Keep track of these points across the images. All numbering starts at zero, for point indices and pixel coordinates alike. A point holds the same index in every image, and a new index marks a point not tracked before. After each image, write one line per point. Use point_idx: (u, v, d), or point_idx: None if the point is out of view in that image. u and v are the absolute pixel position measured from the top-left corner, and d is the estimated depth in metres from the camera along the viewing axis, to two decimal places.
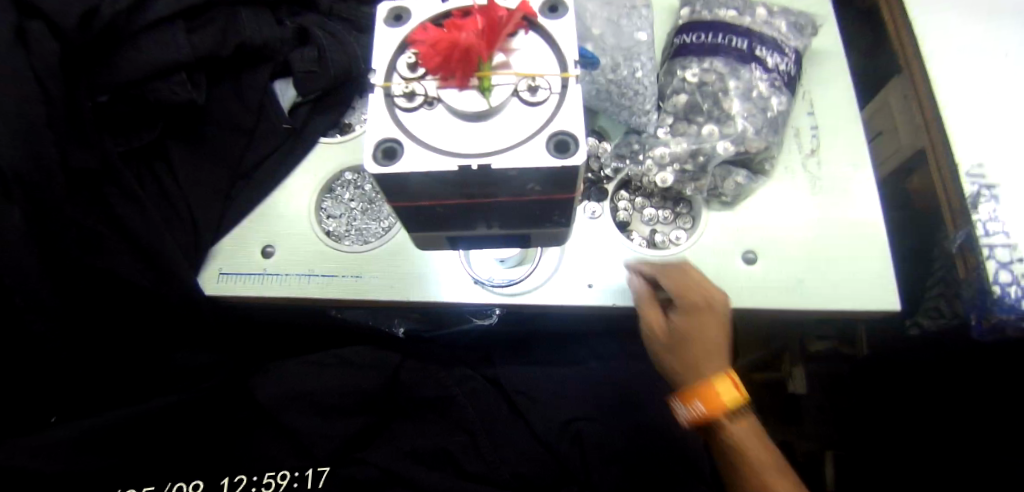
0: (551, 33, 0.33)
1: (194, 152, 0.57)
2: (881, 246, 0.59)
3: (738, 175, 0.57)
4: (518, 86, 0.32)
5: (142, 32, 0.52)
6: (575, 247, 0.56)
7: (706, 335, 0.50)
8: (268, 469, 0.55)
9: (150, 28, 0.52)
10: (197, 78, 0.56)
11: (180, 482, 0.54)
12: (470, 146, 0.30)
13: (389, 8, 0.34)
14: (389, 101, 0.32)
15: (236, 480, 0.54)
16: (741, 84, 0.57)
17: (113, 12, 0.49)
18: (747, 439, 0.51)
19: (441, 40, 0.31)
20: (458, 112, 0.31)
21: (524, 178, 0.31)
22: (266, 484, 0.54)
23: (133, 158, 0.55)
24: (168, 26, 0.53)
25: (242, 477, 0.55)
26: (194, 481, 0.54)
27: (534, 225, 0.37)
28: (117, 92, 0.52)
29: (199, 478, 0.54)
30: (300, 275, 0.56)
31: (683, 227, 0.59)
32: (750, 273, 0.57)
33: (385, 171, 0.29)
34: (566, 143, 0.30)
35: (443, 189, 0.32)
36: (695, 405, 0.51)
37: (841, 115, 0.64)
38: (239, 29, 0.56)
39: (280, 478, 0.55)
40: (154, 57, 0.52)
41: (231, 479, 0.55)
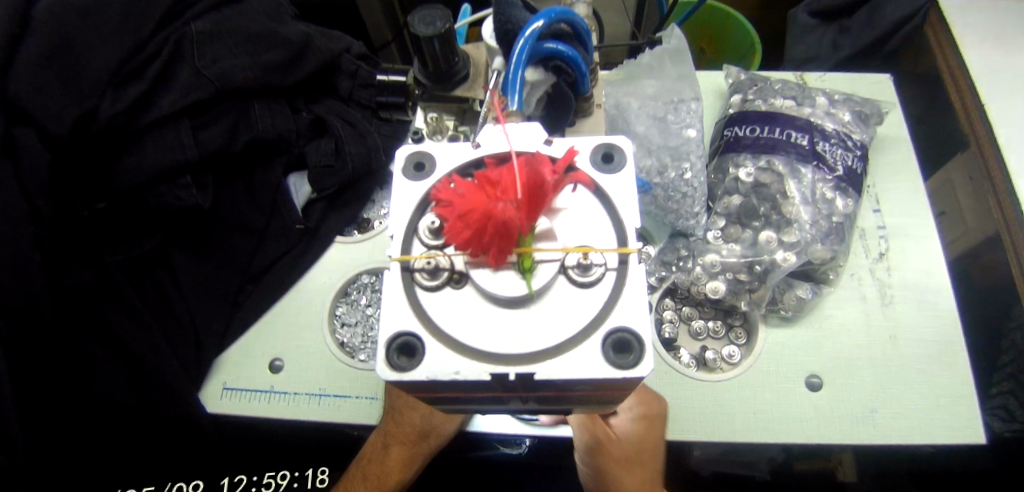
0: (608, 192, 0.27)
1: (198, 257, 0.54)
2: (965, 366, 0.50)
3: (801, 289, 0.51)
4: (565, 261, 0.26)
5: (146, 132, 0.49)
6: None
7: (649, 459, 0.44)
8: (268, 471, 0.58)
9: (154, 128, 0.49)
10: (204, 179, 0.52)
11: (179, 482, 0.55)
12: (505, 344, 0.25)
13: (409, 156, 0.29)
14: (408, 276, 0.26)
15: (236, 480, 0.56)
16: (804, 188, 0.51)
17: (111, 114, 0.46)
18: None
19: (470, 207, 0.25)
20: (492, 298, 0.25)
21: (575, 383, 0.24)
22: (266, 483, 0.56)
23: (132, 267, 0.52)
24: (173, 126, 0.49)
25: (242, 478, 0.57)
26: (194, 481, 0.56)
27: (578, 404, 0.30)
28: (114, 198, 0.49)
29: (198, 479, 0.56)
30: (309, 394, 0.51)
31: (737, 341, 0.52)
32: (813, 401, 0.48)
33: (403, 377, 0.24)
34: (627, 343, 0.24)
35: (476, 387, 0.25)
36: None
37: (911, 212, 0.57)
38: (252, 125, 0.53)
39: (280, 478, 0.57)
40: (156, 162, 0.49)
41: (230, 479, 0.56)
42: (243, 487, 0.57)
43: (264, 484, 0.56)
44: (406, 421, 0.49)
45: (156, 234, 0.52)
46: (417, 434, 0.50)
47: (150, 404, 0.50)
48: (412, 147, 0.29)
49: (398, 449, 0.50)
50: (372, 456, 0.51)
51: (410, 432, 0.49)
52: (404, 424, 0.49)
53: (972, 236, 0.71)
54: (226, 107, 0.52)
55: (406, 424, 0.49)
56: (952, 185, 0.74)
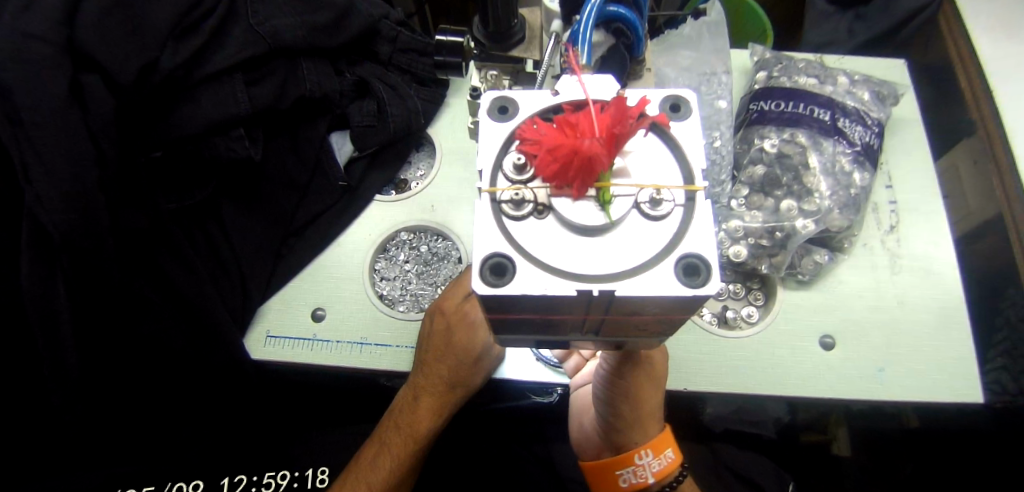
0: (676, 138, 0.30)
1: (244, 209, 0.56)
2: (964, 332, 0.55)
3: (819, 254, 0.54)
4: (638, 197, 0.29)
5: (202, 84, 0.51)
6: None
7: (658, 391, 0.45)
8: (269, 470, 0.54)
9: (209, 80, 0.51)
10: (255, 132, 0.54)
11: (180, 482, 0.52)
12: (585, 266, 0.27)
13: (493, 100, 0.32)
14: (495, 207, 0.29)
15: (236, 480, 0.53)
16: (824, 158, 0.54)
17: (172, 65, 0.48)
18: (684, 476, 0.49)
19: (559, 144, 0.28)
20: (573, 227, 0.29)
21: (649, 303, 0.27)
22: (266, 484, 0.53)
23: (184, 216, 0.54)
24: (227, 79, 0.51)
25: (242, 477, 0.53)
26: (194, 481, 0.52)
27: (635, 336, 0.33)
28: (170, 147, 0.51)
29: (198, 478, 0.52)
30: (352, 342, 0.53)
31: (756, 302, 0.55)
32: (827, 359, 0.52)
33: (495, 292, 0.27)
34: (696, 267, 0.27)
35: (558, 307, 0.28)
36: (665, 453, 0.45)
37: (922, 190, 0.60)
38: (300, 82, 0.55)
39: (280, 478, 0.54)
40: (211, 114, 0.51)
41: (231, 479, 0.53)
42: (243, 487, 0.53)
43: (264, 484, 0.53)
44: (435, 369, 0.50)
45: (208, 184, 0.54)
46: (446, 385, 0.50)
47: (199, 347, 0.52)
48: (496, 92, 0.32)
49: (428, 398, 0.51)
50: (402, 409, 0.52)
51: (439, 382, 0.50)
52: (436, 372, 0.50)
53: (972, 219, 0.75)
54: (275, 65, 0.54)
55: (437, 375, 0.50)
56: (957, 170, 0.78)
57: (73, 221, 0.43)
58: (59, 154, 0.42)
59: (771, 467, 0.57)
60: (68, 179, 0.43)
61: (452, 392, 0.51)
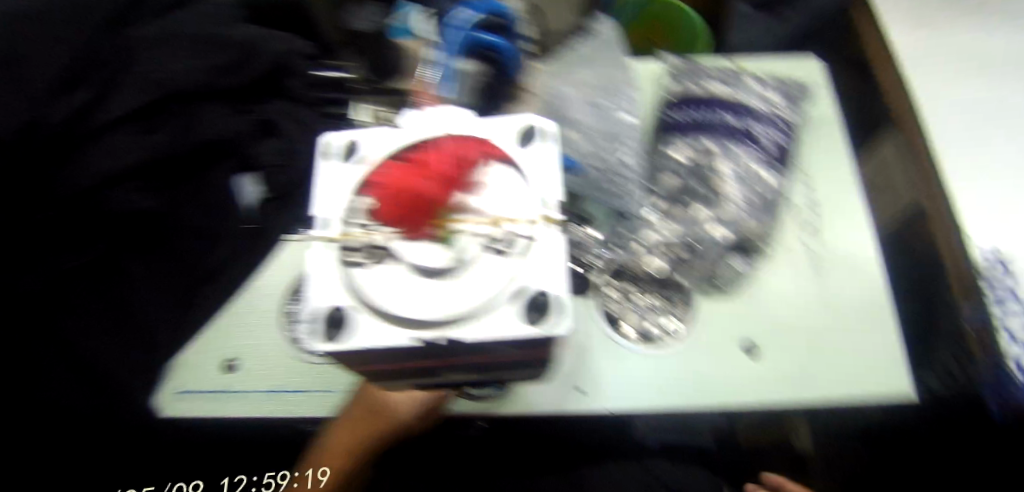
0: (522, 167, 0.30)
1: (149, 260, 0.55)
2: (894, 330, 0.53)
3: (736, 261, 0.53)
4: (493, 236, 0.28)
5: (96, 137, 0.51)
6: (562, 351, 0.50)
7: None
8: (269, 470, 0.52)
9: (107, 130, 0.52)
10: (152, 181, 0.54)
11: None
12: (428, 311, 0.27)
13: (335, 144, 0.31)
14: (344, 256, 0.28)
15: (237, 480, 0.51)
16: (734, 166, 0.53)
17: (58, 122, 0.48)
18: None
19: (397, 187, 0.28)
20: (420, 271, 0.28)
21: (496, 343, 0.27)
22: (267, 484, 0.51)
23: (87, 272, 0.52)
24: (122, 129, 0.52)
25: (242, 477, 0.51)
26: (192, 483, 0.51)
27: (507, 370, 0.33)
28: (64, 204, 0.51)
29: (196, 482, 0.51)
30: (262, 390, 0.49)
31: (677, 313, 0.54)
32: (752, 368, 0.51)
33: (329, 348, 0.26)
34: (540, 302, 0.27)
35: (404, 356, 0.28)
36: None
37: (841, 185, 0.60)
38: (198, 127, 0.55)
39: (281, 478, 0.51)
40: (103, 166, 0.51)
41: (230, 480, 0.51)
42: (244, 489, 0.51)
43: (264, 484, 0.51)
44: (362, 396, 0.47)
45: (109, 238, 0.53)
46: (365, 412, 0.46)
47: (101, 408, 0.50)
48: (337, 136, 0.32)
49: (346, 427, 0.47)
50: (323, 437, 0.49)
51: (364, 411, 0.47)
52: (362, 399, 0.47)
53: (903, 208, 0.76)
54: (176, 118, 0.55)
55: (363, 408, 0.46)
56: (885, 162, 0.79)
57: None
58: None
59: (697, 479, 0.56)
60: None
61: (373, 424, 0.46)
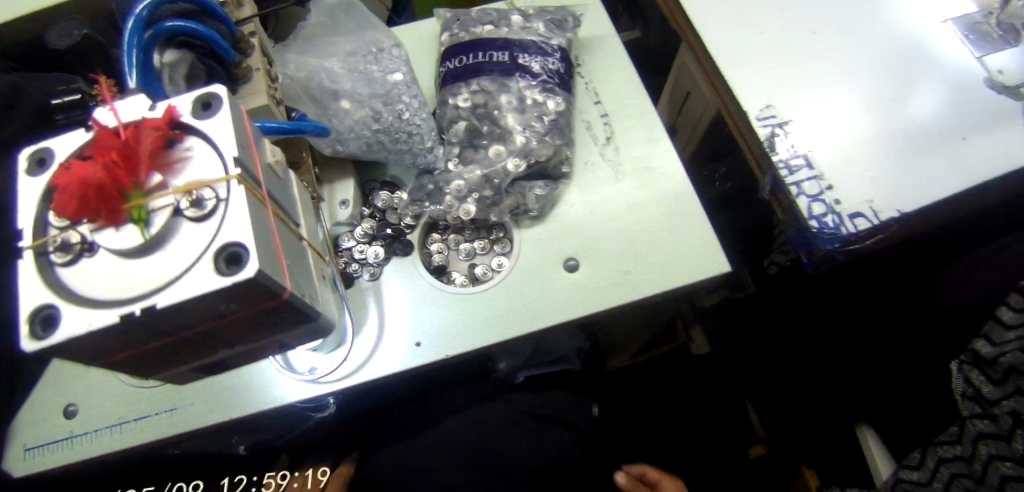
0: (207, 135, 0.31)
1: None
2: (699, 213, 0.58)
3: (537, 187, 0.56)
4: (178, 203, 0.29)
5: None
6: (393, 312, 0.53)
7: None
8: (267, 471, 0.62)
9: None
10: None
11: None
12: (132, 289, 0.28)
13: (30, 155, 0.32)
14: (47, 259, 0.29)
15: (237, 480, 0.61)
16: (512, 96, 0.57)
17: None
18: None
19: (68, 181, 0.29)
20: (121, 253, 0.29)
21: (204, 303, 0.28)
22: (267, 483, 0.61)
23: None
24: None
25: (243, 478, 0.61)
26: (193, 482, 0.58)
27: (271, 333, 0.35)
28: None
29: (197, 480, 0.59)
30: (109, 426, 0.51)
31: (502, 252, 0.57)
32: (574, 281, 0.55)
33: (41, 345, 0.28)
34: (238, 255, 0.28)
35: (133, 336, 0.29)
36: None
37: (629, 96, 0.65)
38: None
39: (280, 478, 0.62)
40: None
41: (231, 480, 0.61)
42: (244, 486, 0.61)
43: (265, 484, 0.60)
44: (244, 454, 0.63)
45: None
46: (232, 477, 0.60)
47: None
48: (33, 146, 0.32)
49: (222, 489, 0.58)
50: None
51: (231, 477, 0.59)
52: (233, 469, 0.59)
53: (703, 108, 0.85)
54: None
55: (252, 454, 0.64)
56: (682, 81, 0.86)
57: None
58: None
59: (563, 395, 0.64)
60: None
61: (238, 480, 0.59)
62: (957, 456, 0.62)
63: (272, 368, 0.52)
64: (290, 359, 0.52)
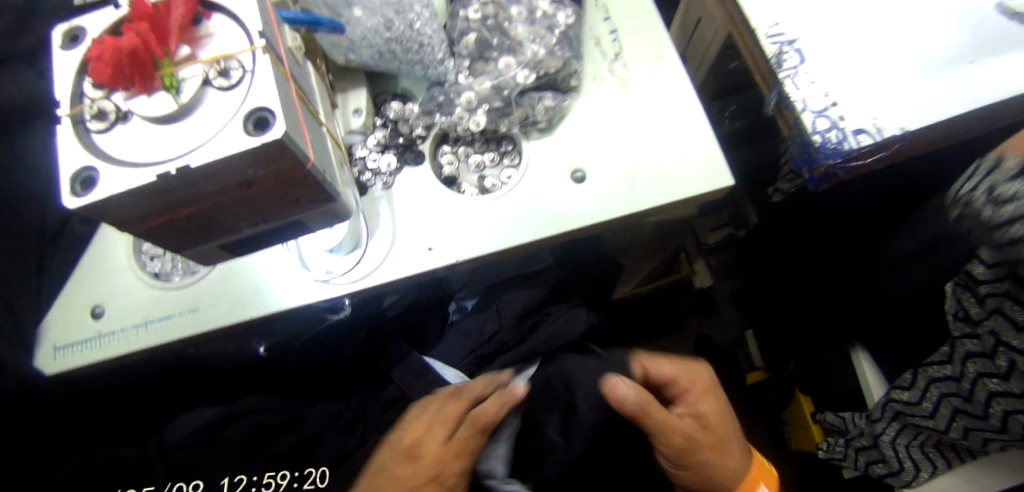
0: (232, 11, 0.32)
1: None
2: (702, 128, 0.59)
3: (546, 98, 0.57)
4: (208, 74, 0.30)
5: None
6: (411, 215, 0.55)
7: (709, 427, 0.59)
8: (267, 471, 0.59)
9: None
10: None
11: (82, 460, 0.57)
12: (164, 152, 0.29)
13: (63, 33, 0.33)
14: (83, 127, 0.31)
15: (236, 480, 0.58)
16: (523, 9, 0.57)
17: None
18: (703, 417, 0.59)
19: (102, 51, 0.30)
20: (153, 120, 0.30)
21: (233, 166, 0.29)
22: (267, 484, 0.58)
23: None
24: None
25: (242, 477, 0.58)
26: (193, 482, 0.58)
27: (294, 211, 0.36)
28: None
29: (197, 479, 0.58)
30: (135, 326, 0.54)
31: (512, 164, 0.58)
32: (581, 191, 0.57)
33: (81, 203, 0.29)
34: (264, 119, 0.29)
35: (162, 201, 0.31)
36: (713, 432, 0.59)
37: (637, 14, 0.65)
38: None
39: (280, 478, 0.59)
40: None
41: (231, 480, 0.58)
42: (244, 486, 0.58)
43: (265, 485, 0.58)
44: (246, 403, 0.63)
45: None
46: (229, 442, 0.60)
47: None
48: (65, 24, 0.33)
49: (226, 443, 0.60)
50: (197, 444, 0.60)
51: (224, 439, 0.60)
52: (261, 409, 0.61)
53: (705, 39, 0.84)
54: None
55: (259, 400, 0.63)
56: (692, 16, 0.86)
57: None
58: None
59: (519, 305, 0.63)
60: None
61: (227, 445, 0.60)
62: (949, 376, 0.61)
63: (289, 268, 0.54)
64: (306, 260, 0.54)
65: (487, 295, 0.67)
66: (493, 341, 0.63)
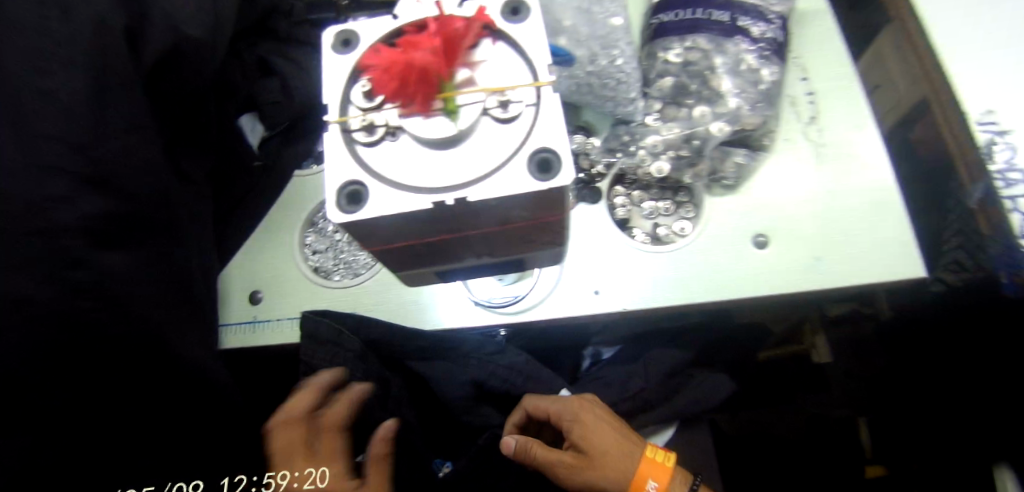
0: (517, 41, 0.30)
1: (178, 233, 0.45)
2: (897, 210, 0.53)
3: (737, 155, 0.55)
4: (486, 103, 0.28)
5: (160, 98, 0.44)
6: (581, 252, 0.53)
7: (598, 438, 0.50)
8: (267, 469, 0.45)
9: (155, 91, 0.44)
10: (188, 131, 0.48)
11: None
12: (442, 177, 0.28)
13: (337, 34, 0.31)
14: (348, 137, 0.29)
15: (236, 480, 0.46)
16: (729, 59, 0.53)
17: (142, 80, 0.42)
18: (600, 433, 0.50)
19: (389, 62, 0.28)
20: (425, 142, 0.28)
21: (508, 204, 0.28)
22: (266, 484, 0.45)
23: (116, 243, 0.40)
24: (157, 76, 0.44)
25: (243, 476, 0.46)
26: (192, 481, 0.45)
27: (524, 250, 0.34)
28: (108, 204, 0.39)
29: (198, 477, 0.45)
30: (294, 317, 0.54)
31: (687, 216, 0.55)
32: (763, 257, 0.52)
33: (350, 218, 0.27)
34: (548, 161, 0.27)
35: (421, 227, 0.29)
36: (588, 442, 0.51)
37: (837, 76, 0.60)
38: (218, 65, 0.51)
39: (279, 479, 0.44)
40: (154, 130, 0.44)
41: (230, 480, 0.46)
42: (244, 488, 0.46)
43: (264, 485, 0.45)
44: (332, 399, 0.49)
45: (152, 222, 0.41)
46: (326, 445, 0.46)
47: None
48: (337, 27, 0.31)
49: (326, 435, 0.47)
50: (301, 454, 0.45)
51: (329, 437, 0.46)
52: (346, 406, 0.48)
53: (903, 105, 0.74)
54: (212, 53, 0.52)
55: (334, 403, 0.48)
56: (883, 57, 0.76)
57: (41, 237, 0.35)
58: (131, 165, 0.40)
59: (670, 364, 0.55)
60: (30, 191, 0.35)
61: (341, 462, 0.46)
62: None
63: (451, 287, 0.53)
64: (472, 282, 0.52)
65: (632, 345, 0.58)
66: (638, 398, 0.54)
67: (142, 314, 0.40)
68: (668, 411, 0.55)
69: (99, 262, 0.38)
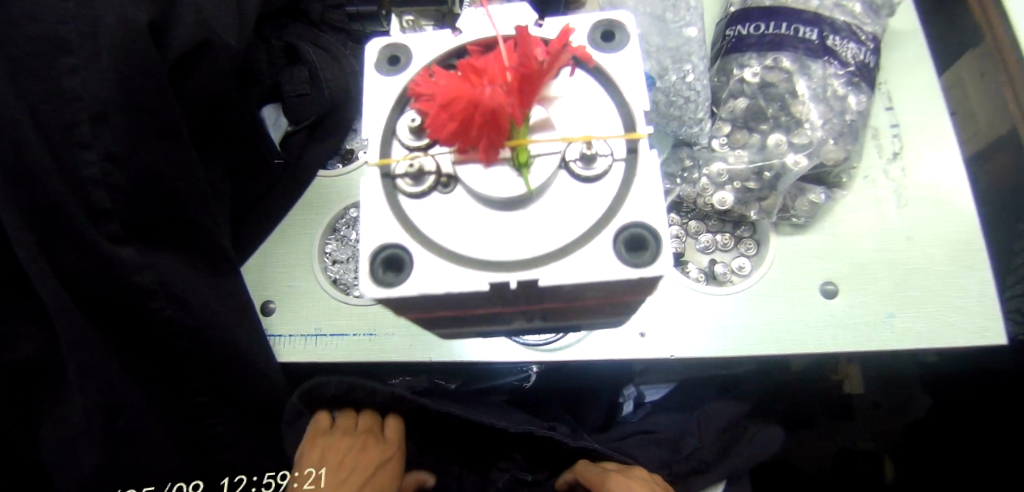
0: (612, 75, 0.24)
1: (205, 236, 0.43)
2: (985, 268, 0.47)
3: (814, 193, 0.48)
4: (566, 153, 0.23)
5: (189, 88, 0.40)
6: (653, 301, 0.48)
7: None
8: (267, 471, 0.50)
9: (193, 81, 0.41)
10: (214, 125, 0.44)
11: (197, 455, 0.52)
12: (504, 246, 0.22)
13: (383, 48, 0.26)
14: (390, 183, 0.23)
15: (236, 480, 0.49)
16: (815, 84, 0.46)
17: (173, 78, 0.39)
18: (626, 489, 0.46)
19: (446, 94, 0.22)
20: (486, 199, 0.23)
21: (585, 287, 0.22)
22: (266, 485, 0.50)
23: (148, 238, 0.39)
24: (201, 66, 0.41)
25: (242, 477, 0.49)
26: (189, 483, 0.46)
27: (586, 318, 0.29)
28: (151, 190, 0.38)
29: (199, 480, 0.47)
30: (306, 335, 0.49)
31: (747, 253, 0.50)
32: (827, 308, 0.46)
33: (389, 292, 0.22)
34: (642, 239, 0.21)
35: (471, 301, 0.23)
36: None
37: (929, 108, 0.53)
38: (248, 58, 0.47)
39: (280, 478, 0.51)
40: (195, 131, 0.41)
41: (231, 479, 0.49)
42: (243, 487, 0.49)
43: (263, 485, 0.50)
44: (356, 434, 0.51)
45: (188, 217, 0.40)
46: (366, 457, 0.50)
47: None
48: (387, 39, 0.26)
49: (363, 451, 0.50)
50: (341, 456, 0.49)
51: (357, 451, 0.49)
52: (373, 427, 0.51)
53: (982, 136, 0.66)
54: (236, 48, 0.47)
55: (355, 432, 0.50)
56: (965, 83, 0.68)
57: (100, 255, 0.36)
58: (167, 168, 0.38)
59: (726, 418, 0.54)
60: (58, 187, 0.34)
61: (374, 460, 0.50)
62: None
63: None
64: None
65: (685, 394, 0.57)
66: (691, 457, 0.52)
67: (200, 311, 0.42)
68: (721, 472, 0.52)
69: (116, 258, 0.37)
